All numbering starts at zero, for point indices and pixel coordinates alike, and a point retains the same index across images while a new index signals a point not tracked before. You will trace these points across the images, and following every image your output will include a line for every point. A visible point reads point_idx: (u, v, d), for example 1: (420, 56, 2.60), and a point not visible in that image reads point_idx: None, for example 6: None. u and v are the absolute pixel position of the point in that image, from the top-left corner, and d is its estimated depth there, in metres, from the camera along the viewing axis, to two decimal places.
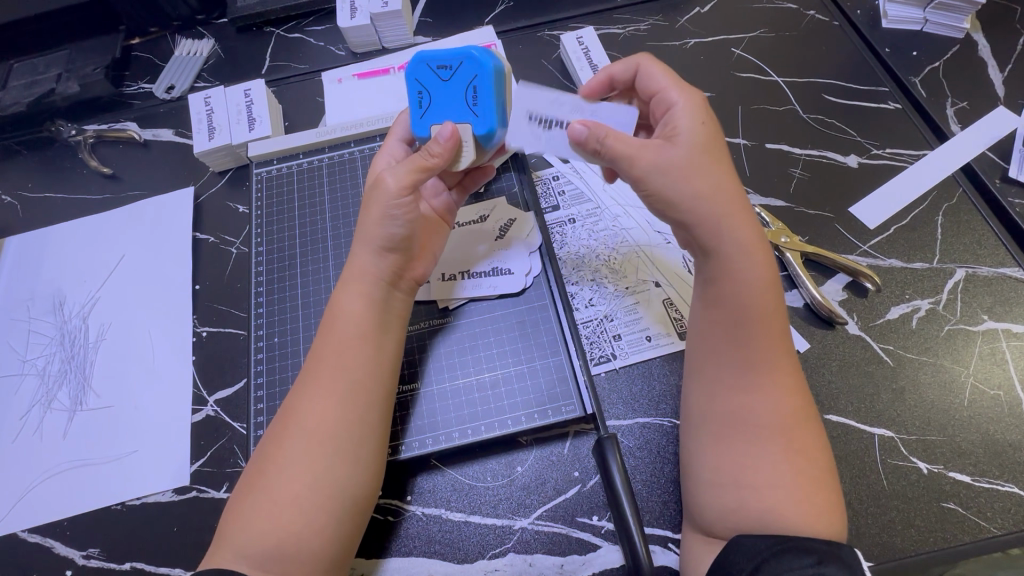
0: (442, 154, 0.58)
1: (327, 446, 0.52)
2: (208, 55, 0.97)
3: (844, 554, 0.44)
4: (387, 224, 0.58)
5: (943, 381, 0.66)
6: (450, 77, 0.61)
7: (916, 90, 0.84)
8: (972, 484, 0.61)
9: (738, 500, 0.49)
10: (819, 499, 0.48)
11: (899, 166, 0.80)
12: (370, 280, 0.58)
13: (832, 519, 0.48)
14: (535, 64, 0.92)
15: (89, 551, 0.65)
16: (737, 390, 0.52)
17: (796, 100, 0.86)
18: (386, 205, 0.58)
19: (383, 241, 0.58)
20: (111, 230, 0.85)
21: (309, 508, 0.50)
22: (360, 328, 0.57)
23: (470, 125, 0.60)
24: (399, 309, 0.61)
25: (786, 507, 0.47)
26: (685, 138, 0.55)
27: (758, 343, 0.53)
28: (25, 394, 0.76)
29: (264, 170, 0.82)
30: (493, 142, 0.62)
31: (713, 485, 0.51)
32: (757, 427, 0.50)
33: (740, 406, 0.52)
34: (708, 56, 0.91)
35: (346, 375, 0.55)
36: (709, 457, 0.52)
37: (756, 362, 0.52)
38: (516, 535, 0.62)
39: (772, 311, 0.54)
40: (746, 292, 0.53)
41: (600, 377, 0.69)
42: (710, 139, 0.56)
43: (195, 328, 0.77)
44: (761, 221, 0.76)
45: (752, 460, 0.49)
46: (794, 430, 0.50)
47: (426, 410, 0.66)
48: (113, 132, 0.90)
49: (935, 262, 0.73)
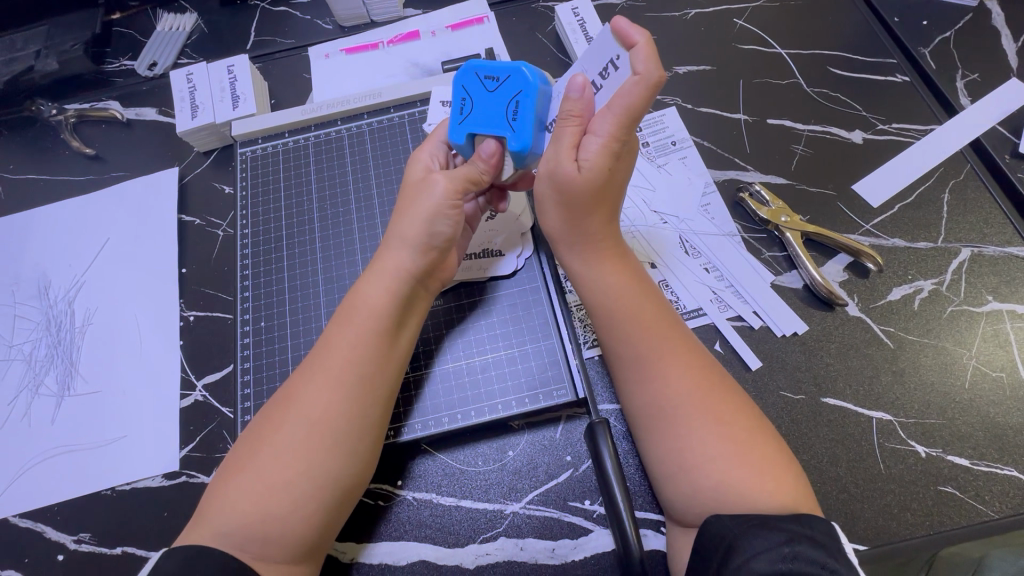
0: (490, 172, 0.58)
1: (325, 438, 0.51)
2: (191, 30, 0.94)
3: (816, 531, 0.43)
4: (437, 223, 0.56)
5: (944, 363, 0.65)
6: (495, 87, 0.56)
7: (925, 62, 0.81)
8: (970, 468, 0.60)
9: (691, 485, 0.49)
10: (765, 466, 0.48)
11: (905, 142, 0.77)
12: (399, 275, 0.56)
13: (786, 480, 0.48)
14: (529, 37, 0.88)
15: (80, 535, 0.65)
16: (664, 378, 0.52)
17: (800, 73, 0.82)
18: (440, 207, 0.56)
19: (427, 240, 0.56)
20: (96, 214, 0.83)
21: (297, 495, 0.49)
22: (377, 324, 0.55)
23: (506, 141, 0.56)
24: (421, 307, 0.60)
25: (737, 482, 0.47)
26: (582, 169, 0.52)
27: (646, 338, 0.54)
28: (12, 380, 0.75)
29: (248, 149, 0.80)
30: (526, 164, 0.59)
31: (667, 477, 0.51)
32: (680, 412, 0.51)
33: (655, 395, 0.52)
34: (709, 27, 0.87)
35: (355, 369, 0.53)
36: (651, 449, 0.52)
37: (653, 353, 0.53)
38: (506, 520, 0.61)
39: (647, 303, 0.56)
40: (613, 301, 0.56)
41: (592, 361, 0.67)
42: (609, 178, 0.53)
43: (183, 312, 0.76)
44: (761, 200, 0.74)
45: (690, 442, 0.50)
46: (720, 404, 0.51)
47: (422, 395, 0.65)
48: (95, 111, 0.88)
49: (939, 242, 0.71)
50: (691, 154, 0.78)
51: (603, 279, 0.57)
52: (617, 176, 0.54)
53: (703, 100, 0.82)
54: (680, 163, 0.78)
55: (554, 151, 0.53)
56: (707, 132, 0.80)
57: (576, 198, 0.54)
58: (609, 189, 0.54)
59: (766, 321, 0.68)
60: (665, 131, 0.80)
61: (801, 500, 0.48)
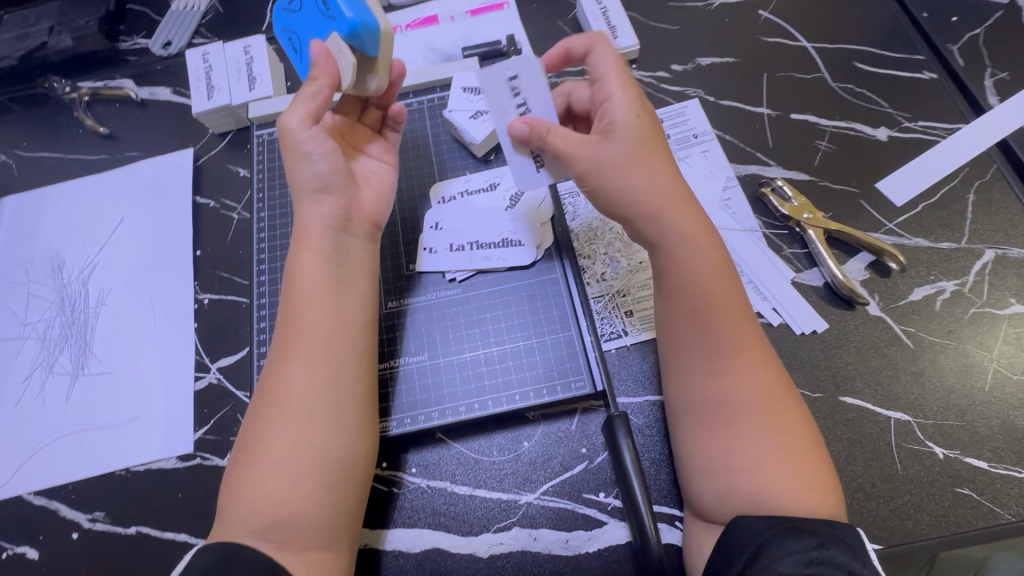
0: (326, 77, 0.57)
1: (302, 410, 0.51)
2: (206, 9, 0.92)
3: (846, 537, 0.45)
4: (310, 163, 0.57)
5: (965, 366, 0.64)
6: (299, 6, 0.60)
7: (953, 59, 0.79)
8: (988, 471, 0.60)
9: (729, 485, 0.49)
10: (807, 477, 0.49)
11: (931, 140, 0.76)
12: (316, 231, 0.57)
13: (825, 493, 0.48)
14: (549, 24, 0.86)
15: (95, 515, 0.66)
16: (728, 377, 0.52)
17: (825, 67, 0.81)
18: (302, 145, 0.57)
19: (313, 184, 0.58)
20: (110, 194, 0.83)
21: (292, 474, 0.49)
22: (317, 286, 0.56)
23: (336, 32, 0.57)
24: (362, 260, 0.60)
25: (775, 487, 0.48)
26: (617, 128, 0.56)
27: (718, 333, 0.53)
28: (26, 358, 0.75)
29: (265, 132, 0.79)
30: (371, 43, 0.57)
31: (705, 472, 0.51)
32: (738, 411, 0.51)
33: (718, 390, 0.52)
34: (733, 18, 0.85)
35: (312, 337, 0.54)
36: (693, 443, 0.53)
37: (723, 349, 0.53)
38: (521, 510, 0.61)
39: (728, 298, 0.55)
40: (698, 279, 0.55)
41: (611, 354, 0.67)
42: (648, 132, 0.58)
43: (197, 295, 0.75)
44: (783, 196, 0.73)
45: (739, 442, 0.50)
46: (773, 409, 0.51)
47: (398, 391, 0.64)
48: (109, 89, 0.86)
49: (963, 243, 0.70)
50: (713, 147, 0.77)
51: (675, 262, 0.56)
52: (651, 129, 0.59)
53: (725, 93, 0.81)
54: (701, 156, 0.77)
55: (585, 143, 0.56)
56: (730, 125, 0.78)
57: (633, 152, 0.56)
58: (652, 140, 0.58)
59: (785, 318, 0.68)
60: (687, 123, 0.79)
61: (835, 512, 0.48)
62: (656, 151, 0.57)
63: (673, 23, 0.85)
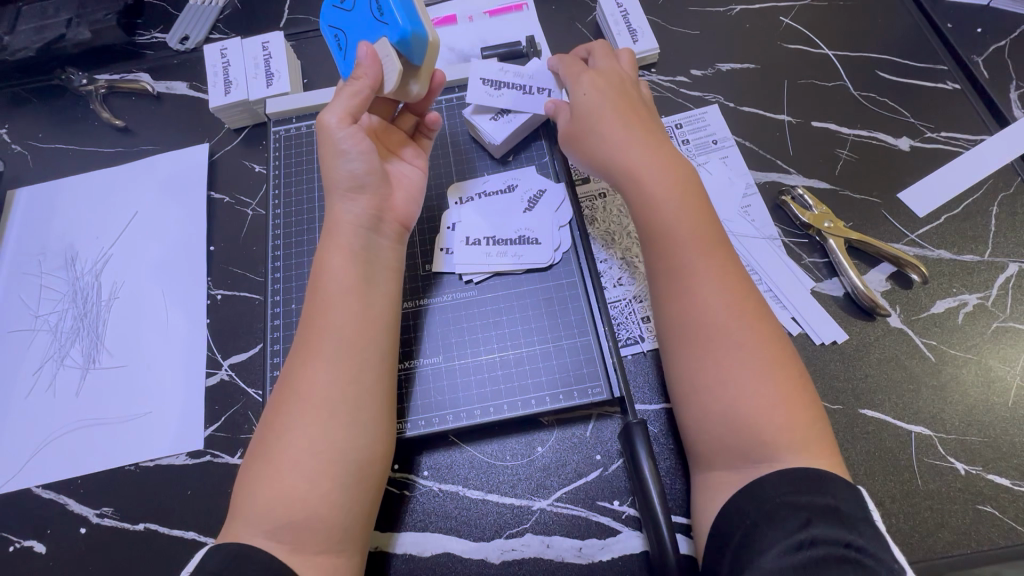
0: (367, 79, 0.57)
1: (322, 411, 0.51)
2: (223, 5, 0.92)
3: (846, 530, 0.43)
4: (344, 161, 0.57)
5: (988, 381, 0.63)
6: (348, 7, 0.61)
7: (977, 70, 0.79)
8: (1010, 488, 0.59)
9: (702, 407, 0.51)
10: (775, 395, 0.49)
11: (953, 151, 0.75)
12: (346, 227, 0.57)
13: (798, 414, 0.48)
14: (569, 26, 0.86)
15: (103, 510, 0.65)
16: (699, 292, 0.53)
17: (848, 76, 0.80)
18: (340, 144, 0.56)
19: (347, 182, 0.57)
20: (126, 187, 0.83)
21: (311, 474, 0.49)
22: (341, 286, 0.55)
23: (384, 38, 0.57)
24: (389, 260, 0.59)
25: (745, 404, 0.49)
26: (578, 108, 0.65)
27: (682, 248, 0.55)
28: (37, 351, 0.74)
29: (282, 128, 0.78)
30: (418, 52, 0.57)
31: (683, 396, 0.52)
32: (711, 329, 0.52)
33: (694, 304, 0.53)
34: (753, 24, 0.85)
35: (337, 332, 0.54)
36: (675, 376, 0.53)
37: (690, 267, 0.54)
38: (534, 516, 0.60)
39: (698, 223, 0.57)
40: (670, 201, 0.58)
41: (628, 360, 0.66)
42: (604, 99, 0.65)
43: (210, 291, 0.75)
44: (803, 204, 0.72)
45: (709, 357, 0.51)
46: (743, 323, 0.52)
47: (414, 392, 0.63)
48: (125, 82, 0.86)
49: (986, 256, 0.69)
50: (732, 153, 0.76)
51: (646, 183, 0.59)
52: (619, 91, 0.66)
53: (746, 99, 0.80)
54: (721, 162, 0.76)
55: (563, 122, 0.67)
56: (751, 132, 0.78)
57: (588, 118, 0.64)
58: (615, 101, 0.65)
59: (805, 328, 0.67)
60: (706, 129, 0.78)
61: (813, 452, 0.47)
62: (616, 109, 0.64)
63: (694, 28, 0.85)
